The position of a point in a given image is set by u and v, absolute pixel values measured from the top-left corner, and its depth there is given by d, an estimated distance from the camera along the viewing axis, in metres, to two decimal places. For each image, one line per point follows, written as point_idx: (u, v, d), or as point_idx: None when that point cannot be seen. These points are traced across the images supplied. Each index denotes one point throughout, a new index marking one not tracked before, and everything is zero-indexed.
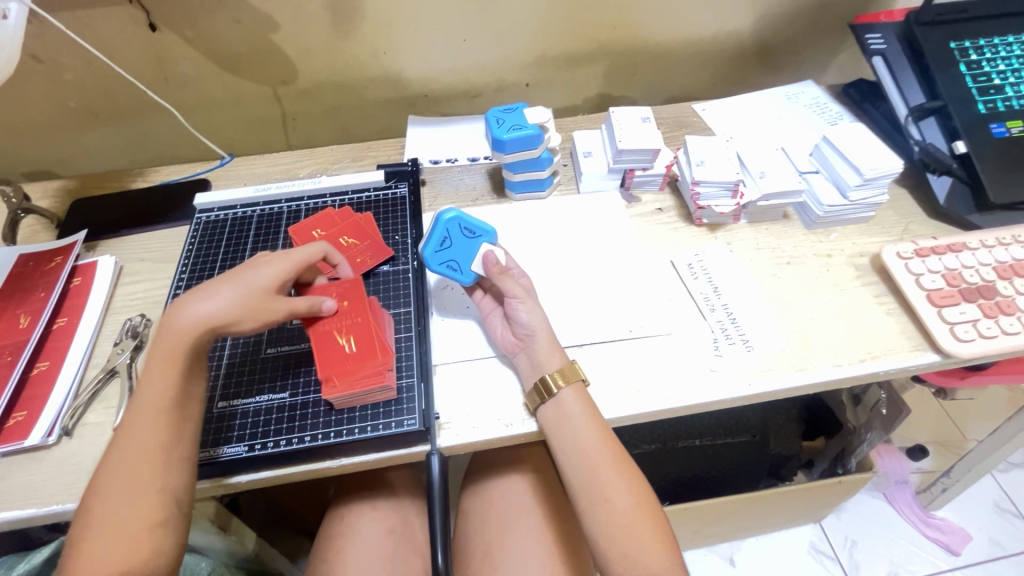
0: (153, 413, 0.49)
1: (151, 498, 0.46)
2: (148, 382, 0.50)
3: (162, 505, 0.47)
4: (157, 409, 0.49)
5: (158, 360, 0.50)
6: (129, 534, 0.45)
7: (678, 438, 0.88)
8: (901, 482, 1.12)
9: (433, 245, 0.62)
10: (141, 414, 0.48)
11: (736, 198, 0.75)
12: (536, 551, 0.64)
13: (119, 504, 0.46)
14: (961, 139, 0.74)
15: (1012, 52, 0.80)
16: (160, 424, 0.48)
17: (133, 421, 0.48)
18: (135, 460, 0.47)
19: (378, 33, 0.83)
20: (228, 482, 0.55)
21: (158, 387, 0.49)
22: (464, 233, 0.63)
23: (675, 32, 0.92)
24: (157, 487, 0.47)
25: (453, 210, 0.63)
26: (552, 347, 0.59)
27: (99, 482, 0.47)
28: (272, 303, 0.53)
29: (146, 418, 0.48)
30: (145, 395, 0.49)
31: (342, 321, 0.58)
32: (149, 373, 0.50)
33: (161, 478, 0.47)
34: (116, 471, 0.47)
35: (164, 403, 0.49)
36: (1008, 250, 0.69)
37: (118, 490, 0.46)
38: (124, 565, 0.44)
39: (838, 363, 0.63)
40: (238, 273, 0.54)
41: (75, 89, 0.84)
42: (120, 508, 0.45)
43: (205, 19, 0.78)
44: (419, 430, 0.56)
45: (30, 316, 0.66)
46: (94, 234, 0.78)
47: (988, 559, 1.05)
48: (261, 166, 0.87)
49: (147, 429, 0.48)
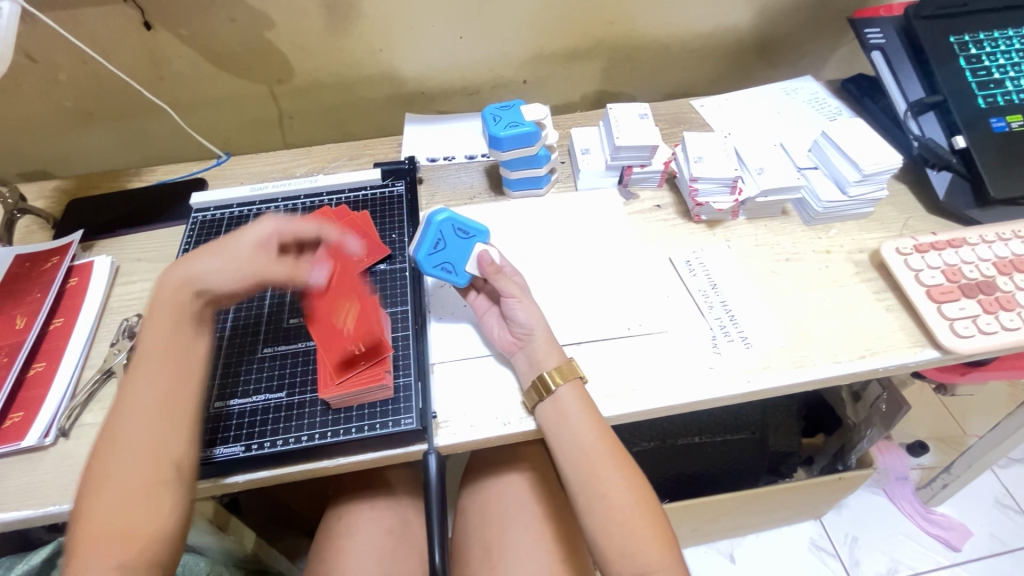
0: (154, 372, 0.49)
1: (149, 460, 0.46)
2: (144, 343, 0.50)
3: (162, 467, 0.46)
4: (154, 370, 0.49)
5: (161, 318, 0.51)
6: (127, 496, 0.44)
7: (677, 435, 0.88)
8: (901, 479, 1.12)
9: (427, 247, 0.61)
10: (140, 374, 0.49)
11: (735, 194, 0.74)
12: (535, 550, 0.64)
13: (118, 465, 0.45)
14: (960, 133, 0.74)
15: (1012, 45, 0.79)
16: (157, 384, 0.49)
17: (134, 381, 0.49)
18: (137, 419, 0.47)
19: (373, 31, 0.83)
20: (221, 483, 0.55)
21: (159, 346, 0.50)
22: (458, 233, 0.62)
23: (673, 27, 0.92)
24: (156, 448, 0.46)
25: (445, 211, 0.62)
26: (549, 344, 0.58)
27: (101, 444, 0.46)
28: (247, 262, 0.55)
29: (144, 380, 0.49)
30: (146, 357, 0.50)
31: (337, 296, 0.60)
32: (146, 335, 0.51)
33: (159, 439, 0.47)
34: (118, 430, 0.46)
35: (163, 362, 0.50)
36: (1008, 245, 0.69)
37: (115, 453, 0.46)
38: (122, 530, 0.43)
39: (837, 359, 0.62)
40: (229, 239, 0.57)
41: (70, 89, 0.83)
42: (118, 469, 0.45)
43: (201, 17, 0.78)
44: (416, 429, 0.56)
45: (26, 317, 0.66)
46: (90, 234, 0.78)
47: (988, 554, 1.05)
48: (258, 165, 0.87)
49: (146, 389, 0.48)
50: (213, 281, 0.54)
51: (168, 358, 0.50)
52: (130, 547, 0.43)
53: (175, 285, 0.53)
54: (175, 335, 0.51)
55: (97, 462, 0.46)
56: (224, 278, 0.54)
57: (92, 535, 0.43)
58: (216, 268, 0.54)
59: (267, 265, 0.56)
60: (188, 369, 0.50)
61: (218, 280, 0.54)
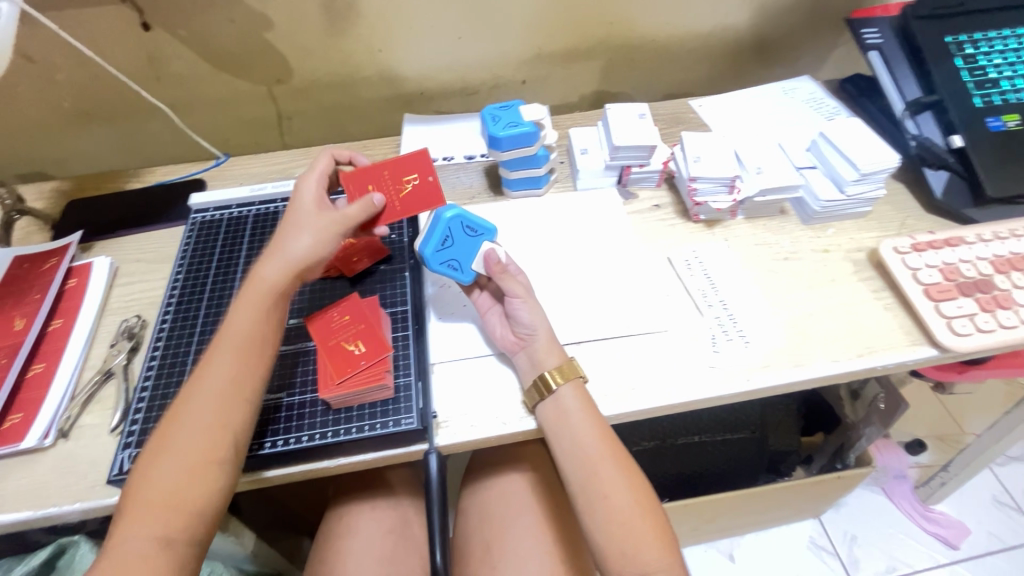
0: (236, 348, 0.51)
1: (213, 434, 0.48)
2: (232, 320, 0.53)
3: (221, 444, 0.48)
4: (234, 348, 0.51)
5: (247, 302, 0.53)
6: (185, 469, 0.46)
7: (677, 435, 0.89)
8: (899, 477, 1.13)
9: (434, 244, 0.62)
10: (222, 350, 0.51)
11: (733, 194, 0.74)
12: (535, 550, 0.64)
13: (184, 435, 0.47)
14: (957, 133, 0.74)
15: (1008, 45, 0.80)
16: (234, 363, 0.51)
17: (213, 358, 0.51)
18: (206, 394, 0.49)
19: (372, 32, 0.83)
20: (257, 478, 0.55)
21: (241, 326, 0.52)
22: (467, 232, 0.63)
23: (671, 27, 0.92)
24: (221, 423, 0.48)
25: (454, 208, 0.63)
26: (550, 344, 0.59)
27: (172, 412, 0.49)
28: (326, 223, 0.58)
29: (224, 357, 0.51)
30: (228, 333, 0.52)
31: (386, 183, 0.64)
32: (236, 311, 0.53)
33: (225, 416, 0.49)
34: (189, 402, 0.49)
35: (246, 341, 0.52)
36: (1005, 244, 0.69)
37: (184, 422, 0.48)
38: (177, 499, 0.45)
39: (836, 358, 0.63)
40: (292, 220, 0.59)
41: (68, 89, 0.83)
42: (184, 440, 0.47)
43: (199, 18, 0.78)
44: (417, 429, 0.56)
45: (25, 319, 0.66)
46: (89, 236, 0.78)
47: (986, 552, 1.05)
48: (257, 166, 0.87)
49: (224, 366, 0.50)
50: (308, 257, 0.56)
51: (248, 340, 0.52)
52: (175, 518, 0.45)
53: (260, 275, 0.55)
54: (257, 318, 0.53)
55: (167, 427, 0.48)
56: (321, 248, 0.56)
57: (150, 502, 0.45)
58: (301, 246, 0.56)
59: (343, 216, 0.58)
60: (259, 355, 0.52)
61: (309, 258, 0.56)
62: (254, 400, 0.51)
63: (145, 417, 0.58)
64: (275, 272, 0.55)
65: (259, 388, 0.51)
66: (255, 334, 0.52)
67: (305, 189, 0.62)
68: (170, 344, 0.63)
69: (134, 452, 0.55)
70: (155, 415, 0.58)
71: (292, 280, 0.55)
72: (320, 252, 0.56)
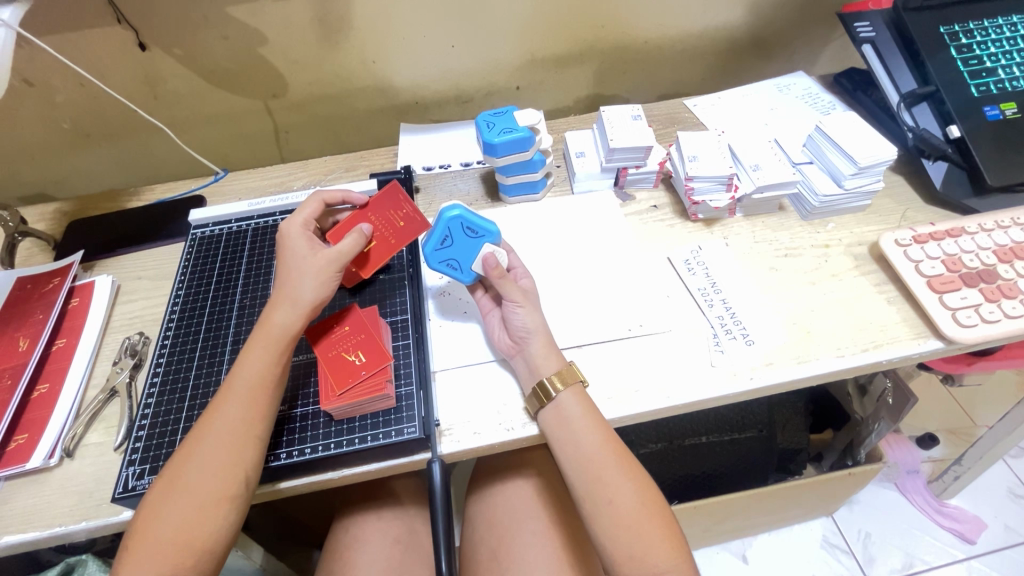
0: (248, 388, 0.51)
1: (223, 474, 0.48)
2: (247, 360, 0.53)
3: (233, 482, 0.48)
4: (247, 389, 0.51)
5: (263, 344, 0.53)
6: (196, 507, 0.47)
7: (684, 436, 0.88)
8: (911, 472, 1.10)
9: (434, 242, 0.62)
10: (233, 389, 0.51)
11: (731, 191, 0.74)
12: (542, 557, 0.63)
13: (194, 475, 0.48)
14: (954, 123, 0.74)
15: (1002, 34, 0.79)
16: (246, 402, 0.51)
17: (226, 398, 0.51)
18: (219, 433, 0.50)
19: (365, 43, 0.83)
20: (273, 490, 0.55)
21: (254, 367, 0.52)
22: (467, 233, 0.62)
23: (663, 28, 0.92)
24: (233, 463, 0.49)
25: (457, 208, 0.62)
26: (548, 349, 0.58)
27: (182, 450, 0.50)
28: (316, 260, 0.57)
29: (239, 396, 0.51)
30: (242, 373, 0.52)
31: (377, 224, 0.64)
32: (248, 357, 0.53)
33: (236, 455, 0.49)
34: (202, 439, 0.49)
35: (258, 381, 0.52)
36: (1007, 233, 0.68)
37: (196, 460, 0.49)
38: (184, 537, 0.46)
39: (840, 353, 0.62)
40: (285, 268, 0.58)
41: (67, 111, 0.84)
42: (194, 480, 0.48)
43: (194, 37, 0.79)
44: (419, 438, 0.55)
45: (29, 339, 0.66)
46: (91, 255, 0.79)
47: (1004, 546, 1.04)
48: (255, 180, 0.87)
49: (238, 405, 0.51)
50: (320, 301, 0.56)
51: (257, 382, 0.52)
52: (183, 557, 0.45)
53: (271, 321, 0.54)
54: (268, 361, 0.53)
55: (176, 467, 0.49)
56: (327, 290, 0.56)
57: (159, 540, 0.45)
58: (306, 290, 0.55)
59: (332, 253, 0.57)
60: (269, 396, 0.52)
61: (317, 300, 0.55)
62: (263, 439, 0.51)
63: (149, 434, 0.58)
64: (284, 317, 0.54)
65: (270, 427, 0.52)
66: (265, 375, 0.52)
67: (293, 227, 0.61)
68: (171, 362, 0.63)
69: (137, 469, 0.55)
70: (158, 432, 0.58)
71: (303, 323, 0.55)
72: (328, 295, 0.56)
